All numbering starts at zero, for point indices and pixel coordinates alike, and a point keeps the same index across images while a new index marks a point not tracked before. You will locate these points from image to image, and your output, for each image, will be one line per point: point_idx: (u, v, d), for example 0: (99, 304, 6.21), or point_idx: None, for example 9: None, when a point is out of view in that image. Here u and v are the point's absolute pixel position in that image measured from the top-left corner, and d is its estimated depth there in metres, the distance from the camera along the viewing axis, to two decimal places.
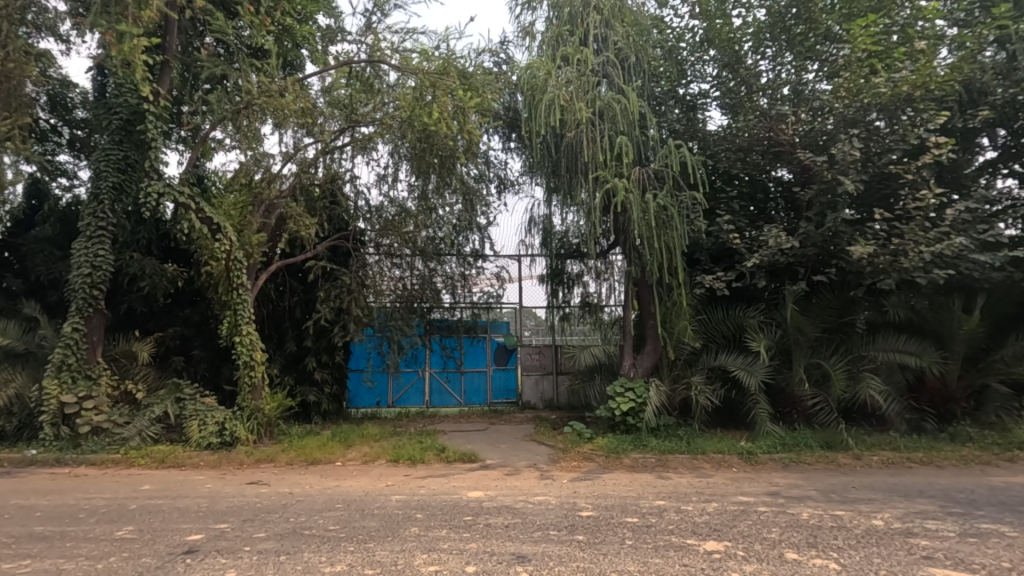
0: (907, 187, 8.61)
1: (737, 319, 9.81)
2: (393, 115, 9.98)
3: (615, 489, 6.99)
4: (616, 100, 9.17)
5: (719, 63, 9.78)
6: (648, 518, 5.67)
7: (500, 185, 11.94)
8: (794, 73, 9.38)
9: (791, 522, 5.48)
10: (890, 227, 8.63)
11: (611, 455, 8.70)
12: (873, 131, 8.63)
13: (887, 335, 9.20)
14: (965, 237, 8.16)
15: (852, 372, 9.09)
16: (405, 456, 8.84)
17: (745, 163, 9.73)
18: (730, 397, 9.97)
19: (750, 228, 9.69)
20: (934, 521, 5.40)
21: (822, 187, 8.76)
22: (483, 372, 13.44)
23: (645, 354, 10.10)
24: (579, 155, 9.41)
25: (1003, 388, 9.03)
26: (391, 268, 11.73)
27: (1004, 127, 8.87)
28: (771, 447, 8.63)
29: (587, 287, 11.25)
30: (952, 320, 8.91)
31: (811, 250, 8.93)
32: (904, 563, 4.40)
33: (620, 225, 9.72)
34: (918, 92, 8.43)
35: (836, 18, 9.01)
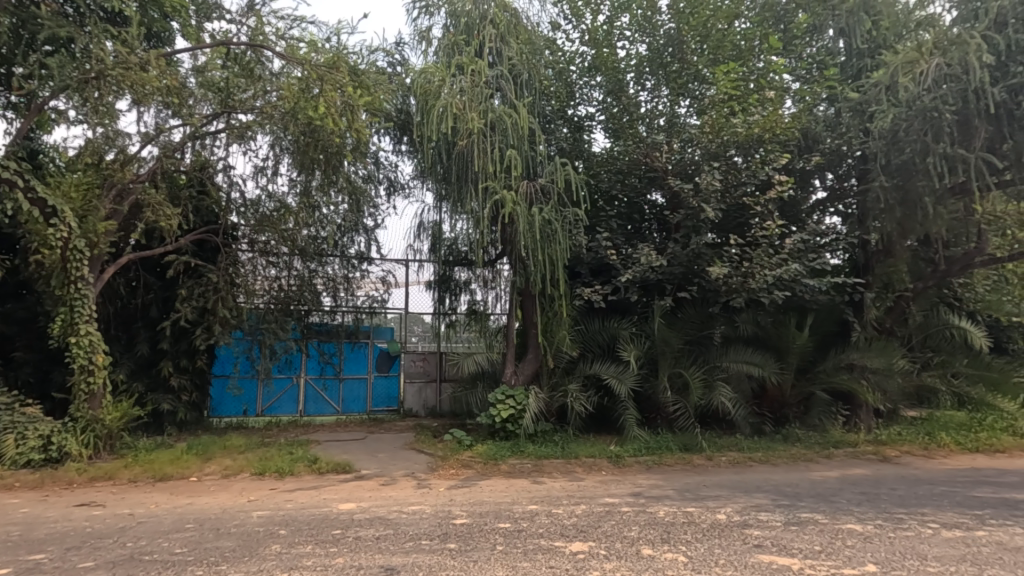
0: (756, 218, 9.76)
1: (611, 330, 10.46)
2: (275, 105, 9.36)
3: (491, 495, 7.09)
4: (508, 114, 9.39)
5: (604, 89, 10.34)
6: (520, 523, 5.82)
7: (389, 187, 11.74)
8: (668, 106, 10.12)
9: (649, 520, 5.91)
10: (743, 252, 9.66)
11: (489, 462, 8.82)
12: (732, 166, 9.73)
13: (738, 348, 10.28)
14: (800, 264, 9.37)
15: (708, 381, 10.04)
16: (272, 469, 8.26)
17: (624, 185, 10.50)
18: (603, 404, 10.54)
19: (626, 245, 10.41)
20: (766, 513, 6.13)
21: (687, 212, 9.67)
22: (363, 379, 12.98)
23: (526, 362, 10.43)
24: (469, 164, 9.48)
25: (825, 395, 10.49)
26: (267, 267, 10.99)
27: (831, 172, 10.42)
28: (637, 450, 9.27)
29: (474, 295, 11.37)
30: (788, 335, 10.24)
31: (677, 268, 9.77)
32: (739, 552, 4.94)
33: (507, 236, 9.93)
34: (767, 136, 9.58)
35: (705, 61, 9.85)
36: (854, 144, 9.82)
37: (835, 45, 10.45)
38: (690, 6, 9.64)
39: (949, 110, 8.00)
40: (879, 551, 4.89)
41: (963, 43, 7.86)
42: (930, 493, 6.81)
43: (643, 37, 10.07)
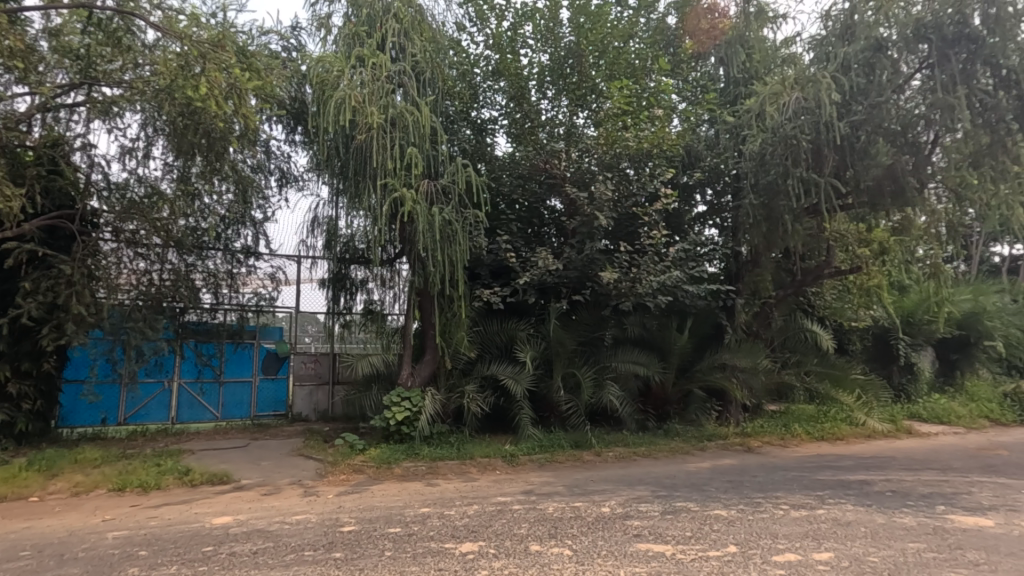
0: (645, 227, 10.40)
1: (509, 331, 10.64)
2: (147, 80, 8.55)
3: (382, 500, 6.91)
4: (409, 111, 9.22)
5: (507, 94, 10.48)
6: (410, 527, 5.73)
7: (281, 179, 11.09)
8: (567, 116, 10.48)
9: (538, 516, 6.09)
10: (631, 258, 10.25)
11: (382, 466, 8.60)
12: (625, 178, 10.32)
13: (626, 349, 10.90)
14: (681, 272, 10.12)
15: (598, 380, 10.54)
16: (134, 483, 7.44)
17: (524, 190, 10.76)
18: (499, 405, 10.68)
19: (524, 249, 10.66)
20: (645, 504, 6.55)
21: (582, 219, 10.10)
22: (247, 383, 12.10)
23: (424, 363, 10.33)
24: (368, 160, 9.19)
25: (700, 392, 11.42)
26: (134, 259, 9.84)
27: (710, 188, 11.37)
28: (530, 448, 9.50)
29: (370, 295, 11.13)
30: (670, 337, 11.03)
31: (572, 272, 10.19)
32: (620, 542, 5.23)
33: (406, 236, 9.78)
34: (654, 151, 10.32)
35: (601, 75, 10.31)
36: (729, 164, 10.83)
37: (716, 71, 11.49)
38: (589, 21, 10.04)
39: (805, 139, 9.06)
40: (739, 533, 5.42)
41: (816, 81, 8.89)
42: (783, 478, 7.66)
43: (545, 48, 10.37)
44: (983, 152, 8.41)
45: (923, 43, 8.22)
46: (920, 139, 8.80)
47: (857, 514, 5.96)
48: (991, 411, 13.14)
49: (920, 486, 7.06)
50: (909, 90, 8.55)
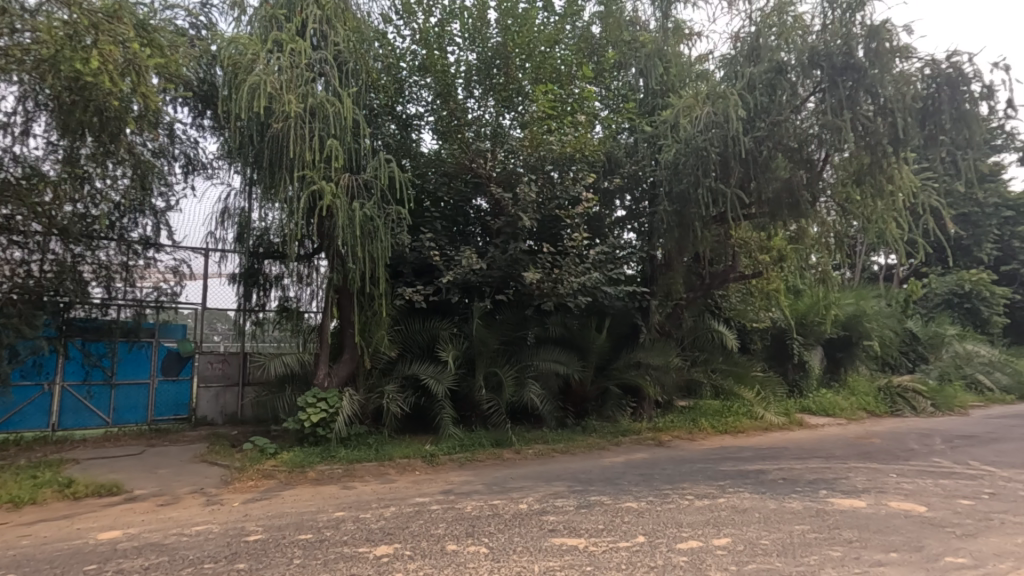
0: (567, 229, 10.65)
1: (431, 330, 10.58)
2: (27, 49, 7.50)
3: (293, 506, 6.62)
4: (329, 102, 8.84)
5: (433, 90, 10.36)
6: (323, 532, 5.54)
7: (187, 165, 10.35)
8: (493, 116, 10.49)
9: (456, 516, 6.08)
10: (554, 259, 10.45)
11: (295, 470, 8.24)
12: (549, 180, 10.54)
13: (547, 348, 11.12)
14: (600, 273, 10.44)
15: (519, 379, 10.69)
16: (3, 498, 6.65)
17: (449, 187, 10.70)
18: (420, 404, 10.54)
19: (449, 247, 10.60)
20: (562, 499, 6.72)
21: (506, 220, 10.19)
22: (144, 384, 11.17)
23: (342, 362, 10.02)
24: (284, 151, 8.76)
25: (617, 390, 11.88)
26: (8, 248, 8.80)
27: (630, 194, 11.80)
28: (451, 448, 9.47)
29: (285, 291, 10.63)
30: (590, 336, 11.38)
31: (496, 272, 10.26)
32: (535, 538, 5.33)
33: (325, 230, 9.41)
34: (577, 155, 10.55)
35: (528, 78, 10.44)
36: (646, 171, 11.32)
37: (636, 82, 11.98)
38: (516, 24, 10.21)
39: (714, 151, 9.68)
40: (648, 524, 5.69)
41: (725, 98, 9.50)
42: (689, 470, 8.13)
43: (473, 47, 10.38)
44: (865, 171, 9.35)
45: (815, 69, 8.97)
46: (814, 156, 9.58)
47: (753, 501, 6.44)
48: (868, 404, 14.64)
49: (807, 473, 7.75)
50: (805, 111, 9.29)
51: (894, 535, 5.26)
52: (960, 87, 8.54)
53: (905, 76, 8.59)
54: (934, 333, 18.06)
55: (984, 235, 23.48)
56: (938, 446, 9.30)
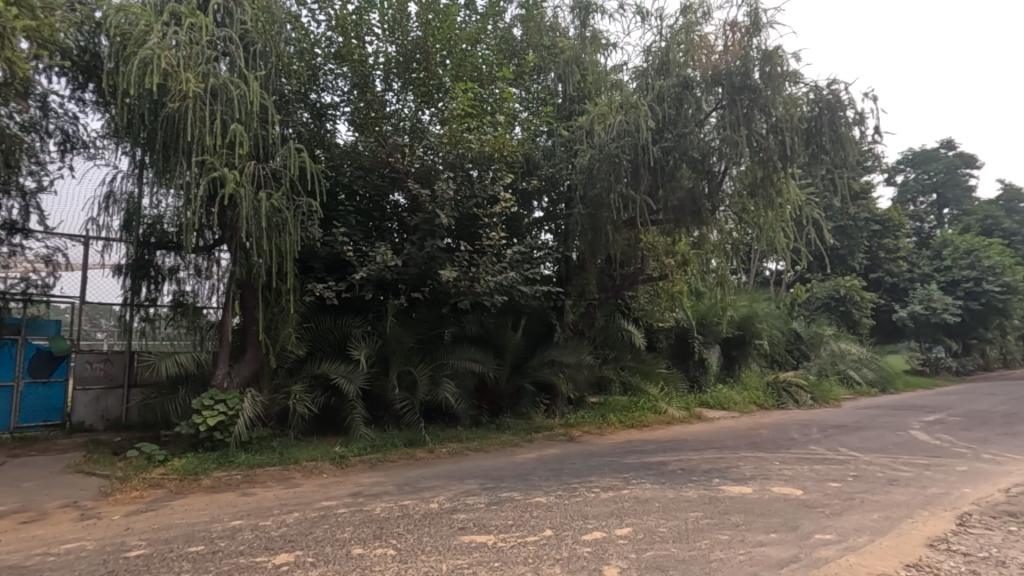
0: (485, 228, 10.68)
1: (343, 328, 10.24)
2: None
3: (184, 516, 6.15)
4: (233, 84, 8.25)
5: (349, 80, 10.03)
6: (217, 543, 5.19)
7: (64, 143, 9.31)
8: (412, 110, 10.34)
9: (364, 518, 5.92)
10: (471, 258, 10.43)
11: (187, 478, 7.65)
12: (468, 178, 10.52)
13: (463, 346, 11.12)
14: (516, 273, 10.56)
15: (434, 377, 10.60)
16: None
17: (365, 181, 10.40)
18: (330, 405, 10.15)
19: (364, 243, 10.31)
20: (473, 496, 6.75)
21: (423, 217, 10.06)
22: (7, 387, 9.81)
23: (244, 362, 9.44)
24: (181, 133, 8.09)
25: (531, 387, 12.10)
26: None
27: (547, 196, 12.05)
28: (362, 449, 9.20)
29: (181, 285, 9.94)
30: (505, 335, 11.51)
31: (413, 270, 10.10)
32: (444, 537, 5.31)
33: (227, 221, 8.79)
34: (495, 155, 10.54)
35: (449, 75, 10.36)
36: (563, 175, 11.60)
37: (555, 87, 12.28)
38: (437, 19, 10.07)
39: (625, 158, 10.14)
40: (555, 517, 5.85)
41: (636, 108, 9.97)
42: (597, 464, 8.45)
43: (392, 39, 10.15)
44: (758, 184, 10.19)
45: (717, 87, 9.61)
46: (714, 168, 10.18)
47: (653, 491, 6.81)
48: (758, 398, 15.96)
49: (702, 463, 8.31)
50: (708, 126, 9.90)
51: (774, 517, 5.77)
52: (838, 113, 9.49)
53: (793, 99, 9.43)
54: (815, 332, 19.99)
55: (856, 246, 26.34)
56: (814, 435, 10.32)
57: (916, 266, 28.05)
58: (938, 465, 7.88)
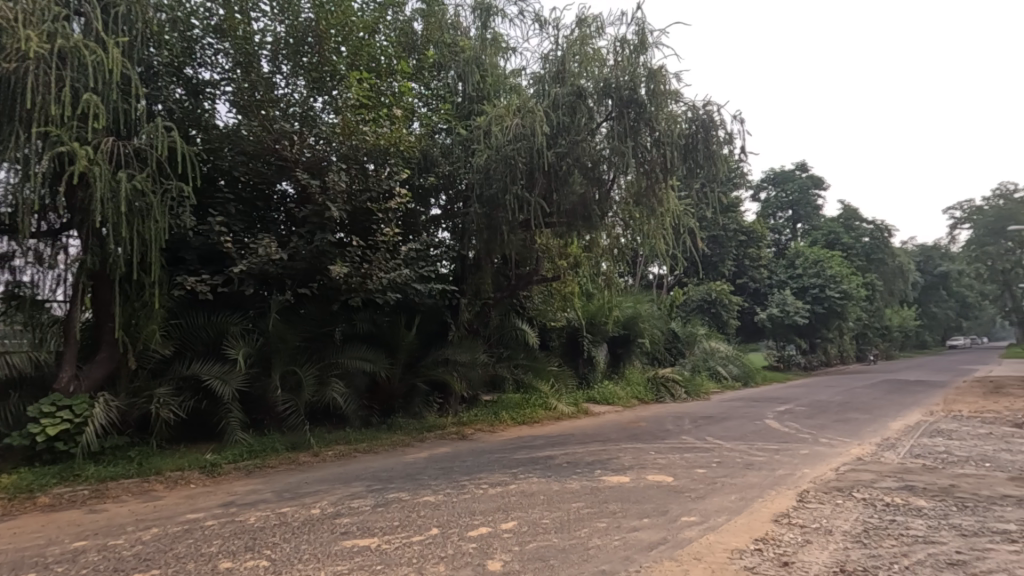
0: (379, 223, 10.37)
1: (219, 325, 9.43)
2: None
3: (12, 540, 5.33)
4: (88, 48, 7.30)
5: (232, 58, 9.31)
6: (53, 569, 4.56)
7: None
8: (302, 96, 9.85)
9: (235, 530, 5.51)
10: (363, 254, 10.06)
11: (19, 497, 6.64)
12: (363, 171, 10.18)
13: (354, 345, 10.75)
14: (410, 271, 10.36)
15: (321, 377, 10.11)
16: None
17: (248, 168, 9.67)
18: (201, 409, 9.32)
19: (244, 234, 9.70)
20: (358, 499, 6.54)
21: (313, 209, 9.56)
22: None
23: (97, 362, 8.46)
24: (19, 99, 7.01)
25: (424, 386, 12.00)
26: None
27: (445, 194, 12.00)
28: (237, 456, 8.56)
29: (17, 273, 8.50)
30: (398, 334, 11.31)
31: (300, 264, 9.56)
32: (324, 543, 5.09)
33: (77, 203, 7.75)
34: (391, 149, 10.26)
35: (344, 62, 9.97)
36: (459, 173, 11.56)
37: (456, 85, 12.28)
38: (332, 4, 9.68)
39: (521, 160, 10.38)
40: (442, 515, 5.84)
41: (532, 112, 10.28)
42: (487, 461, 8.55)
43: (282, 18, 9.56)
44: (642, 194, 10.76)
45: (607, 99, 10.14)
46: (604, 176, 10.66)
47: (539, 484, 7.03)
48: (640, 393, 17.07)
49: (586, 456, 8.73)
50: (599, 135, 10.41)
51: (648, 503, 6.21)
52: (713, 131, 10.28)
53: (674, 116, 10.13)
54: (690, 332, 21.79)
55: (726, 254, 29.08)
56: (687, 426, 11.24)
57: (775, 273, 31.53)
58: (785, 449, 8.93)
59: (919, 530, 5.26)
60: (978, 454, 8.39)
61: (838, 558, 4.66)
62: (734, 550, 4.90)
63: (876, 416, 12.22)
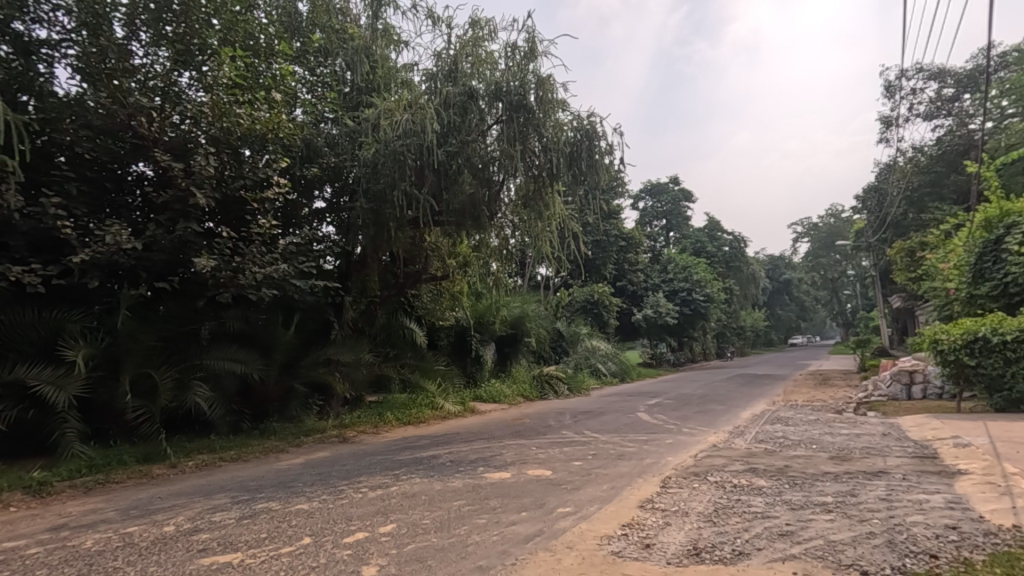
0: (253, 214, 9.65)
1: (52, 322, 8.19)
2: None
3: None
4: None
5: (75, 18, 8.22)
6: None
7: None
8: (163, 68, 8.90)
9: (66, 556, 4.82)
10: (234, 246, 9.30)
11: None
12: (236, 158, 9.38)
13: (221, 344, 9.88)
14: (289, 266, 9.71)
15: (182, 381, 9.25)
16: None
17: (93, 144, 8.41)
18: (27, 420, 8.01)
19: (88, 219, 8.51)
20: (220, 513, 6.02)
21: (174, 194, 8.56)
22: None
23: None
24: None
25: (302, 388, 11.47)
26: None
27: (329, 186, 11.44)
28: (73, 471, 7.52)
29: None
30: (274, 333, 10.62)
31: (158, 255, 8.57)
32: (178, 563, 4.63)
33: None
34: (268, 135, 9.63)
35: (215, 36, 9.27)
36: (345, 165, 11.06)
37: (343, 74, 11.80)
38: None
39: (410, 157, 10.23)
40: (316, 523, 5.57)
41: (423, 109, 10.24)
42: (368, 463, 8.30)
43: None
44: (530, 197, 11.03)
45: (497, 103, 10.30)
46: (494, 177, 10.76)
47: (421, 485, 6.96)
48: (525, 391, 17.57)
49: (469, 454, 8.79)
50: (490, 137, 10.54)
51: (526, 497, 6.40)
52: (596, 141, 10.78)
53: (560, 124, 10.54)
54: (574, 331, 22.82)
55: (608, 257, 30.83)
56: (567, 421, 11.77)
57: (650, 277, 33.98)
58: (653, 440, 9.67)
59: (758, 506, 5.95)
60: (807, 438, 9.70)
61: (691, 537, 5.14)
62: (603, 536, 5.21)
63: (730, 407, 13.65)
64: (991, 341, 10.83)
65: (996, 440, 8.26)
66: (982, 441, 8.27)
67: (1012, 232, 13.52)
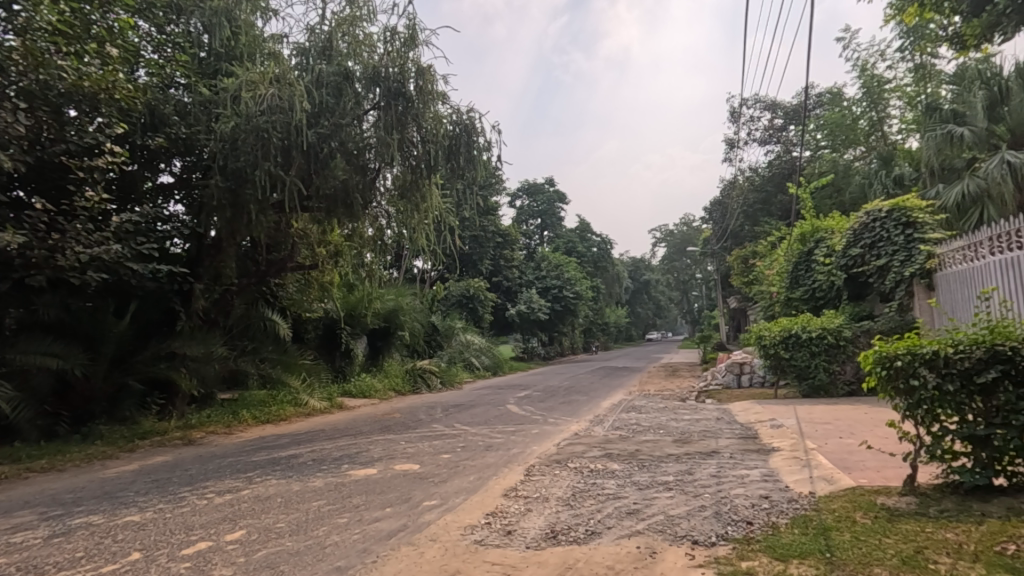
0: (75, 183, 8.26)
1: None
2: None
3: None
4: None
5: None
6: None
7: None
8: None
9: None
10: (51, 222, 7.94)
11: None
12: (57, 118, 8.03)
13: (31, 336, 8.44)
14: (123, 246, 8.57)
15: None
16: None
17: None
18: None
19: None
20: (24, 532, 5.13)
21: None
22: None
23: None
24: None
25: (138, 386, 10.17)
26: None
27: (177, 160, 10.39)
28: None
29: None
30: (103, 322, 9.32)
31: None
32: None
33: None
34: (101, 95, 8.29)
35: None
36: (195, 136, 9.93)
37: (199, 36, 10.63)
38: None
39: (275, 135, 9.43)
40: (148, 536, 4.97)
41: (291, 85, 9.54)
42: (218, 466, 7.62)
43: None
44: (406, 187, 10.75)
45: (374, 87, 9.96)
46: (368, 164, 10.29)
47: (278, 486, 6.52)
48: (397, 385, 17.22)
49: (334, 451, 8.44)
50: (366, 123, 10.09)
51: (391, 493, 6.30)
52: (475, 136, 10.83)
53: (439, 116, 10.45)
54: (448, 326, 22.85)
55: (484, 253, 31.32)
56: (437, 415, 11.75)
57: (524, 273, 35.06)
58: (519, 431, 10.02)
59: (610, 488, 6.44)
60: (655, 424, 10.70)
61: (550, 521, 5.42)
62: (467, 526, 5.29)
63: (591, 397, 14.60)
64: (801, 337, 12.80)
65: (801, 421, 9.76)
66: (791, 423, 9.72)
67: (819, 246, 16.08)
